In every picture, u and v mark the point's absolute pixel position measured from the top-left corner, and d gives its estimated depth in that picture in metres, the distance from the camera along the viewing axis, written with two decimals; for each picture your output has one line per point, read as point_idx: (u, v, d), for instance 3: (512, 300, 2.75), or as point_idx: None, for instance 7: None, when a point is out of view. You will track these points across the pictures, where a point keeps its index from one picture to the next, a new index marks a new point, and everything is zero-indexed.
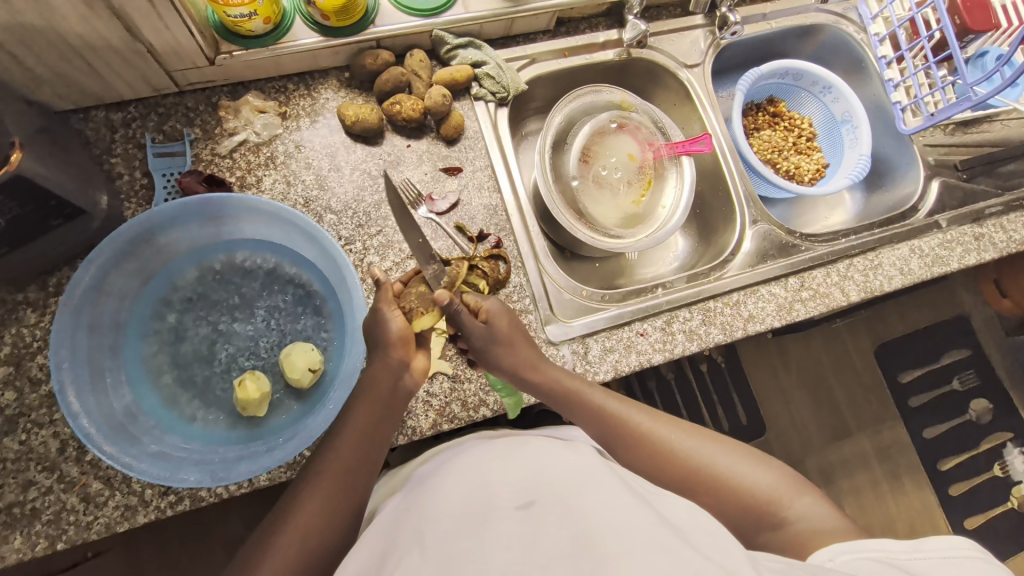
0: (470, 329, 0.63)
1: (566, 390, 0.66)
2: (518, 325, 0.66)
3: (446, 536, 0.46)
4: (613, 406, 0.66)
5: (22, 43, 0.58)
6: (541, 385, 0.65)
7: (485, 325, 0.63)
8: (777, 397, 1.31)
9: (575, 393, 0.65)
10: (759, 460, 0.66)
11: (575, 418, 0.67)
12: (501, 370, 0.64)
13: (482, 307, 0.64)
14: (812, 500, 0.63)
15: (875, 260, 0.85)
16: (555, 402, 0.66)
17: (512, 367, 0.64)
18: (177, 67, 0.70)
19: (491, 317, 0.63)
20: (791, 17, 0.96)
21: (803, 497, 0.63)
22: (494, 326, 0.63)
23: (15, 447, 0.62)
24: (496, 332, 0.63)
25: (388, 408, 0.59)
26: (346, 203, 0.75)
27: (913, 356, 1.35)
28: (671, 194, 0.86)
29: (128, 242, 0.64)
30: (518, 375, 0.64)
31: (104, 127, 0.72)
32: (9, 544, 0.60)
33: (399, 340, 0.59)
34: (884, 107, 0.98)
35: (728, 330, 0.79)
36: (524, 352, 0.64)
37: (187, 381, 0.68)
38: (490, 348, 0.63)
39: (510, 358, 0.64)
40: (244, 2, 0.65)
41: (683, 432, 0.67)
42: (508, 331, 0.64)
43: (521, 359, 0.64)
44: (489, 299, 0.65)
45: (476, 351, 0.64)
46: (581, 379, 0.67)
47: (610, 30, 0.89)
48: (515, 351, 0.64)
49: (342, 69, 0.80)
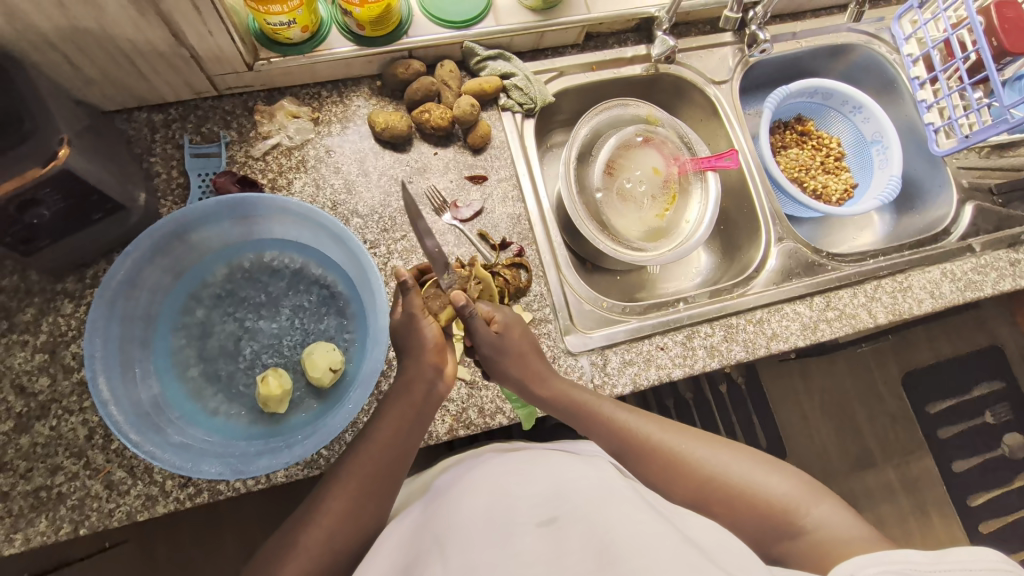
0: (482, 336, 0.60)
1: (574, 403, 0.64)
2: (529, 337, 0.65)
3: (468, 548, 0.46)
4: (623, 416, 0.65)
5: (77, 46, 0.61)
6: (548, 397, 0.64)
7: (496, 335, 0.61)
8: (800, 422, 1.28)
9: (584, 406, 0.64)
10: (773, 466, 0.63)
11: (583, 429, 0.65)
12: (507, 379, 0.63)
13: (495, 318, 0.62)
14: (831, 506, 0.60)
15: (904, 282, 0.83)
16: (563, 414, 0.65)
17: (517, 379, 0.63)
18: (217, 72, 0.73)
19: (502, 327, 0.62)
20: (821, 36, 0.96)
21: (821, 504, 0.60)
22: (504, 337, 0.61)
23: (46, 432, 0.64)
24: (508, 342, 0.62)
25: (406, 439, 0.58)
26: (372, 207, 0.76)
27: (943, 385, 1.31)
28: (695, 209, 0.86)
29: (164, 238, 0.67)
30: (524, 387, 0.63)
31: (146, 127, 0.75)
32: (35, 527, 0.62)
33: (434, 346, 0.59)
34: (916, 129, 0.97)
35: (751, 347, 0.77)
36: (535, 364, 0.63)
37: (212, 376, 0.69)
38: (499, 358, 0.62)
39: (517, 370, 0.62)
40: (283, 11, 0.67)
41: (693, 440, 0.65)
42: (518, 342, 0.62)
43: (527, 371, 0.63)
44: (500, 310, 0.63)
45: (484, 359, 0.63)
46: (591, 392, 0.66)
47: (639, 45, 0.90)
48: (521, 364, 0.62)
49: (374, 78, 0.82)
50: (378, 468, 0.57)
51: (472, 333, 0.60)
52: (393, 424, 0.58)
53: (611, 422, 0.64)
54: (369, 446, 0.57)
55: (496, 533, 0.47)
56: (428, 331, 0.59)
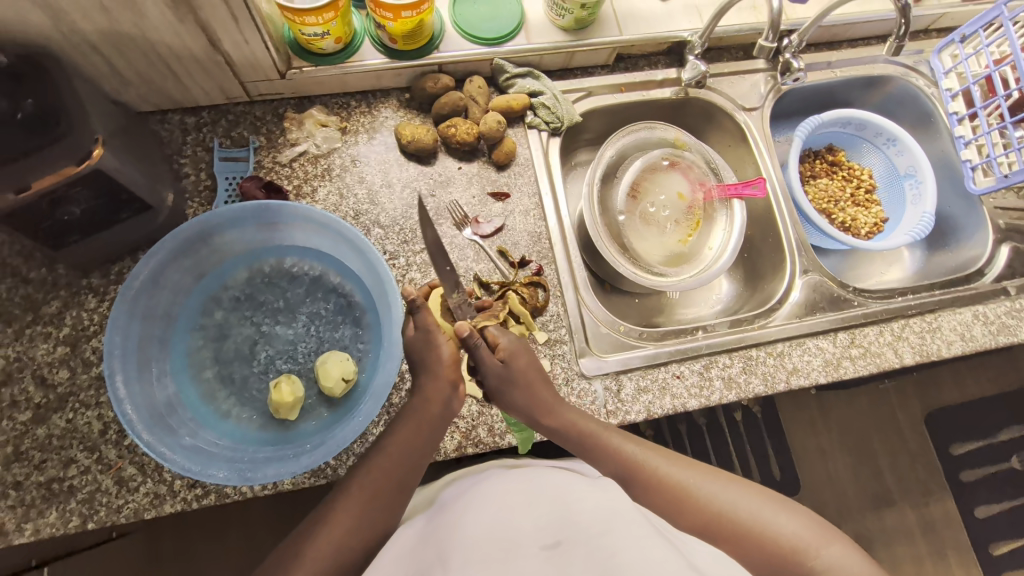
0: (488, 366, 0.58)
1: (585, 435, 0.62)
2: (535, 362, 0.62)
3: (468, 559, 0.45)
4: (628, 445, 0.64)
5: (116, 49, 0.63)
6: (558, 429, 0.62)
7: (502, 364, 0.58)
8: (818, 457, 1.24)
9: (592, 434, 0.62)
10: (782, 505, 0.61)
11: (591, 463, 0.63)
12: (516, 410, 0.60)
13: (499, 344, 0.59)
14: (842, 548, 0.58)
15: (933, 322, 0.81)
16: (570, 445, 0.62)
17: (526, 411, 0.60)
18: (251, 78, 0.74)
19: (507, 354, 0.59)
20: (856, 67, 0.94)
21: (832, 545, 0.58)
22: (512, 366, 0.59)
23: (63, 424, 0.65)
24: (514, 372, 0.59)
25: (418, 452, 0.58)
26: (394, 219, 0.77)
27: (967, 427, 1.27)
28: (719, 237, 0.85)
29: (188, 240, 0.68)
30: (532, 418, 0.60)
31: (178, 129, 0.76)
32: (45, 518, 0.62)
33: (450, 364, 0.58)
34: (953, 165, 0.94)
35: (770, 381, 0.75)
36: (543, 394, 0.61)
37: (226, 378, 0.69)
38: (508, 388, 0.58)
39: (526, 400, 0.59)
40: (318, 23, 0.68)
41: (701, 474, 0.63)
42: (524, 370, 0.59)
43: (535, 401, 0.60)
44: (506, 334, 0.61)
45: (491, 390, 0.59)
46: (599, 422, 0.64)
47: (669, 69, 0.89)
48: (530, 393, 0.59)
49: (403, 90, 0.82)
50: (388, 479, 0.57)
51: (477, 362, 0.58)
52: (406, 439, 0.57)
53: (619, 451, 0.63)
54: (377, 461, 0.57)
55: (497, 554, 0.45)
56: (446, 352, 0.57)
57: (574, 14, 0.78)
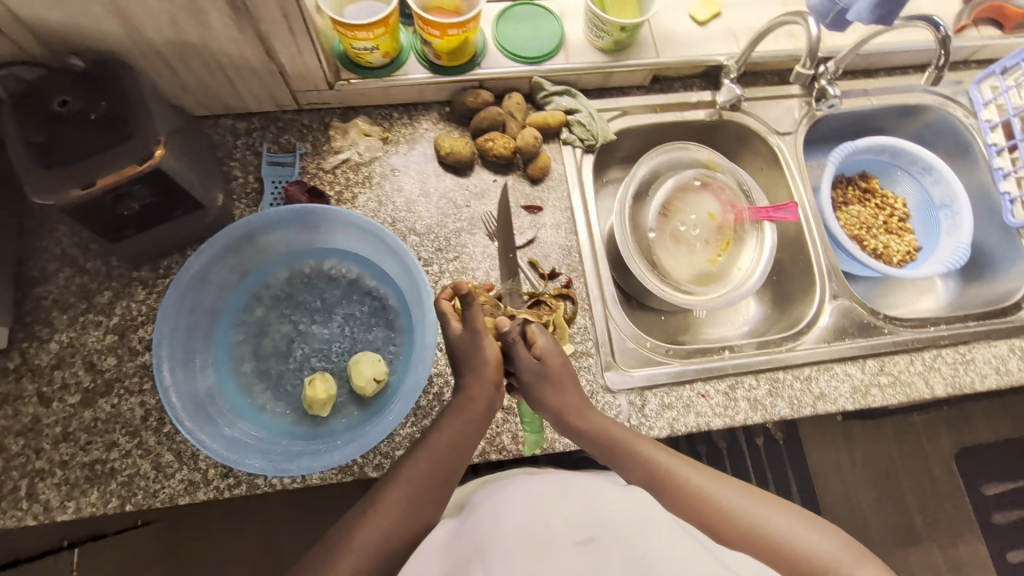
0: (523, 362, 0.62)
1: (614, 439, 0.63)
2: (568, 365, 0.64)
3: (506, 556, 0.45)
4: (657, 454, 0.63)
5: (180, 57, 0.67)
6: (588, 433, 0.63)
7: (537, 362, 0.62)
8: (842, 488, 1.21)
9: (621, 441, 0.63)
10: (812, 522, 0.60)
11: (619, 471, 0.63)
12: (546, 409, 0.63)
13: (537, 343, 0.63)
14: (873, 569, 0.57)
15: (967, 354, 0.80)
16: (599, 451, 0.64)
17: (555, 411, 0.63)
18: (301, 88, 0.77)
19: (542, 353, 0.62)
20: (893, 95, 0.94)
21: (863, 565, 0.57)
22: (546, 365, 0.62)
23: (108, 409, 0.68)
24: (547, 370, 0.62)
25: (462, 446, 0.59)
26: (429, 227, 0.79)
27: (999, 466, 1.24)
28: (748, 258, 0.86)
29: (236, 239, 0.71)
30: (562, 418, 0.63)
31: (229, 134, 0.80)
32: (86, 498, 0.65)
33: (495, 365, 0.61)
34: (990, 196, 0.93)
35: (796, 406, 0.75)
36: (572, 399, 0.63)
37: (263, 373, 0.72)
38: (538, 385, 0.62)
39: (554, 400, 0.62)
40: (369, 38, 0.72)
41: (731, 486, 0.62)
42: (559, 371, 0.62)
43: (564, 403, 0.63)
44: (544, 335, 0.64)
45: (523, 385, 0.63)
46: (627, 429, 0.65)
47: (704, 91, 0.91)
48: (559, 394, 0.62)
49: (444, 104, 0.85)
50: (437, 470, 0.58)
51: (514, 357, 0.62)
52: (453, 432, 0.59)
53: (647, 461, 0.62)
54: (422, 456, 0.58)
55: (533, 549, 0.46)
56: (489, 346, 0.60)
57: (613, 36, 0.80)
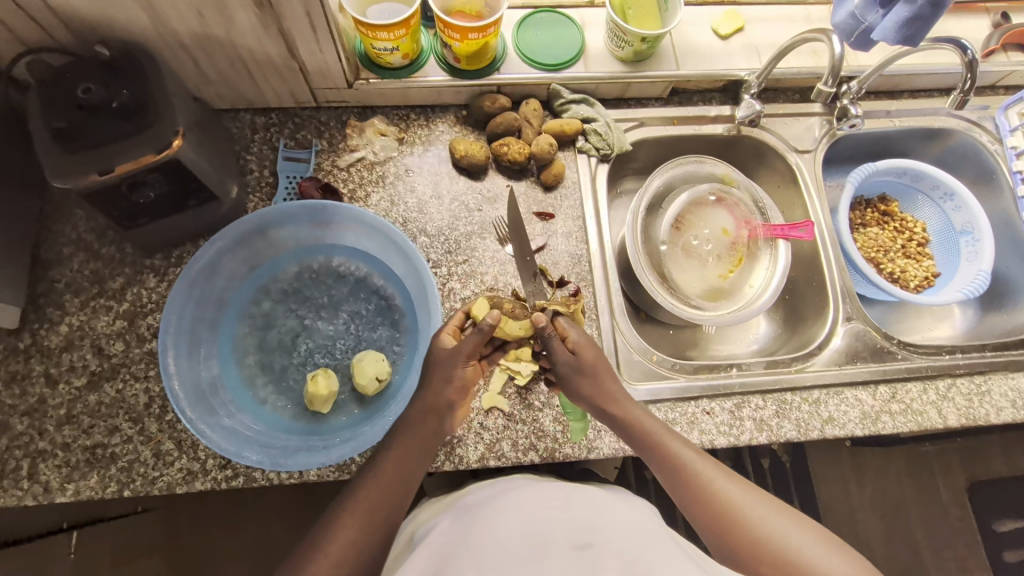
0: (557, 355, 0.63)
1: (647, 434, 0.62)
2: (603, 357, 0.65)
3: (500, 559, 0.44)
4: (690, 454, 0.61)
5: (203, 50, 0.68)
6: (623, 422, 0.63)
7: (570, 354, 0.63)
8: (848, 515, 1.18)
9: (655, 435, 0.62)
10: (834, 547, 0.56)
11: (650, 463, 0.63)
12: (581, 398, 0.64)
13: (568, 336, 0.64)
14: None
15: (982, 385, 0.78)
16: (631, 441, 0.63)
17: (589, 399, 0.63)
18: (320, 85, 0.78)
19: (576, 347, 0.63)
20: (916, 118, 0.93)
21: None
22: (580, 356, 0.63)
23: (112, 394, 0.69)
24: (581, 361, 0.63)
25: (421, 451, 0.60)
26: (440, 229, 0.79)
27: (1012, 503, 1.21)
28: (761, 276, 0.84)
29: (247, 231, 0.71)
30: (597, 407, 0.63)
31: (248, 128, 0.81)
32: (86, 481, 0.65)
33: (460, 388, 0.61)
34: (1013, 225, 0.91)
35: (803, 428, 0.74)
36: (609, 386, 0.63)
37: (266, 366, 0.72)
38: (574, 376, 0.63)
39: (589, 391, 0.63)
40: (389, 39, 0.72)
41: (757, 498, 0.59)
42: (592, 363, 0.63)
43: (600, 392, 0.63)
44: (575, 328, 0.64)
45: (559, 376, 0.64)
46: (665, 426, 0.64)
47: (724, 105, 0.90)
48: (595, 384, 0.63)
49: (461, 107, 0.86)
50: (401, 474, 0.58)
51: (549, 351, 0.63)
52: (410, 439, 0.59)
53: (677, 458, 0.61)
54: (384, 464, 0.58)
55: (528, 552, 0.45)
56: (458, 376, 0.60)
57: (634, 47, 0.80)
